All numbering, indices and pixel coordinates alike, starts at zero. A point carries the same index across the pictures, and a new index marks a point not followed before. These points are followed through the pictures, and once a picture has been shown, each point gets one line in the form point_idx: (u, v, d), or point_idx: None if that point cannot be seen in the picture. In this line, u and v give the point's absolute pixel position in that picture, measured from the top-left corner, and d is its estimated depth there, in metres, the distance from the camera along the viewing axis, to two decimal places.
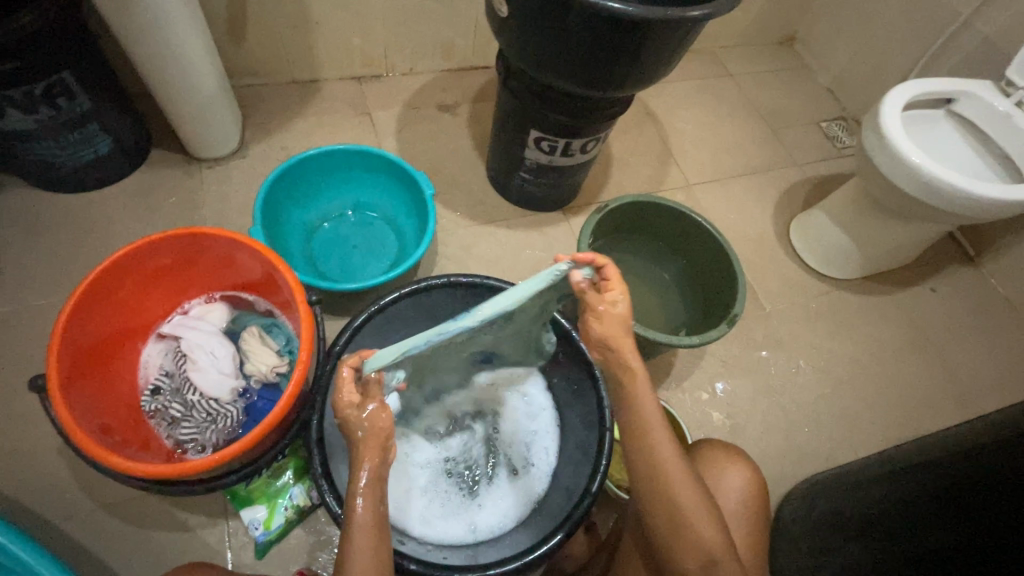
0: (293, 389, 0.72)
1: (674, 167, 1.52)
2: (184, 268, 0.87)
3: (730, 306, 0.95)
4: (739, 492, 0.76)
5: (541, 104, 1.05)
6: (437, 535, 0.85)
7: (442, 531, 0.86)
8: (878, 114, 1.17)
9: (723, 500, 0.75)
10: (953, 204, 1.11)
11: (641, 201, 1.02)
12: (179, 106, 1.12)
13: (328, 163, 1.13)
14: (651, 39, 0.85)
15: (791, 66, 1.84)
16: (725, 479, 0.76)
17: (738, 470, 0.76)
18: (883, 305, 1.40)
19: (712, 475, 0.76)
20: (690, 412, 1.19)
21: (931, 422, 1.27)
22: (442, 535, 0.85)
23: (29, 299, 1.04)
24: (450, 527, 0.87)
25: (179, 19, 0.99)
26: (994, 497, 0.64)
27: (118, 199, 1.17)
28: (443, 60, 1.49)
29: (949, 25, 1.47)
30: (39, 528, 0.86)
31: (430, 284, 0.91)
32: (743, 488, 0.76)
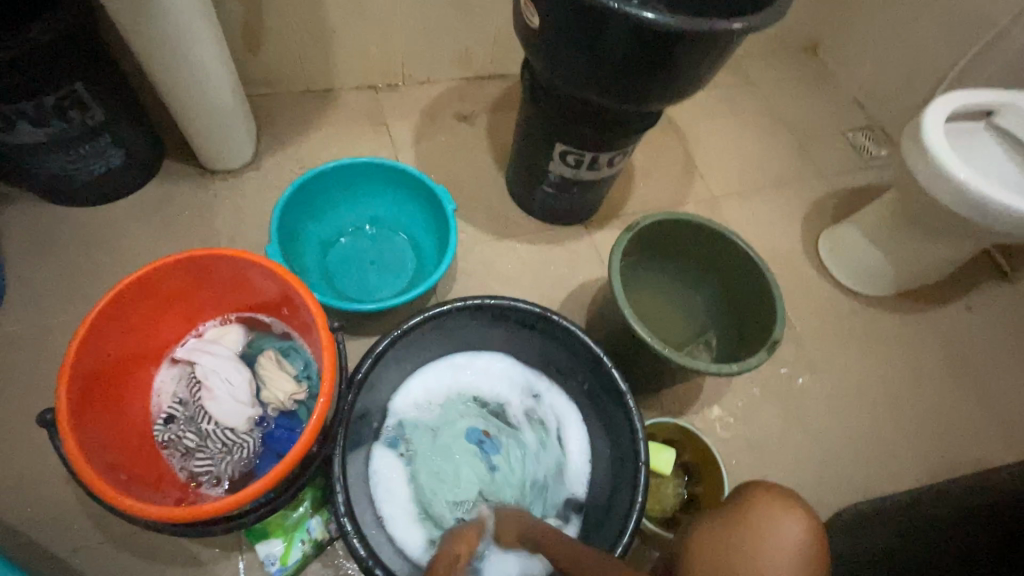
0: (315, 422, 0.68)
1: (698, 179, 1.48)
2: (197, 290, 0.83)
3: (770, 332, 0.90)
4: (796, 545, 0.63)
5: (569, 117, 1.01)
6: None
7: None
8: (919, 127, 1.12)
9: (776, 558, 0.62)
10: (999, 222, 1.06)
11: (674, 219, 0.97)
12: (194, 118, 1.09)
13: (346, 176, 1.09)
14: (691, 52, 0.81)
15: (815, 74, 1.79)
16: (778, 531, 0.64)
17: (792, 522, 0.64)
18: (917, 325, 1.34)
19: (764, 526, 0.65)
20: (720, 437, 1.14)
21: (972, 448, 1.21)
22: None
23: (38, 316, 1.01)
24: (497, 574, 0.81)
25: (196, 30, 0.96)
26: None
27: (130, 213, 1.14)
28: (461, 68, 1.45)
29: (984, 33, 1.42)
30: (46, 561, 0.82)
31: (455, 307, 0.87)
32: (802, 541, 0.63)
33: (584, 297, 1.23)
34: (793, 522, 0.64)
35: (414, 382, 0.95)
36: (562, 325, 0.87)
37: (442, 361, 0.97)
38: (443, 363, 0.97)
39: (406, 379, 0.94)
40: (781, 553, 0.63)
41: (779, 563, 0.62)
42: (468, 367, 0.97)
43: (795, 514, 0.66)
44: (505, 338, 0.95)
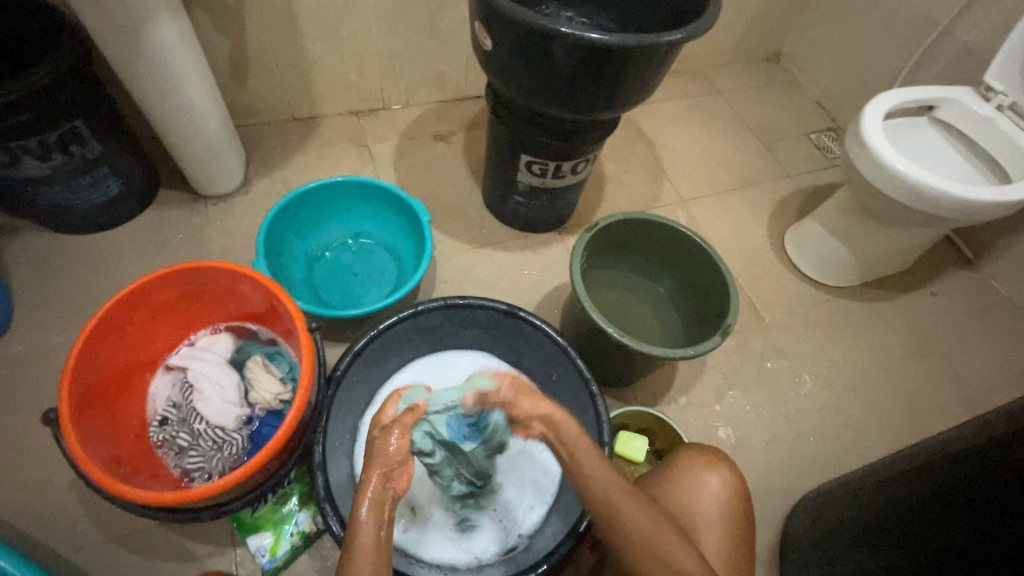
0: (295, 413, 0.75)
1: (666, 184, 1.55)
2: (188, 301, 0.90)
3: (724, 317, 0.96)
4: (717, 495, 0.76)
5: (529, 129, 1.09)
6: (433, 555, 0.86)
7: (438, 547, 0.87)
8: (859, 124, 1.20)
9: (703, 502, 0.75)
10: (939, 207, 1.12)
11: (631, 218, 1.04)
12: (185, 147, 1.17)
13: (328, 194, 1.17)
14: (630, 63, 0.89)
15: (779, 81, 1.88)
16: (701, 482, 0.77)
17: (717, 475, 0.77)
18: (883, 311, 1.40)
19: (688, 479, 0.77)
20: (694, 425, 1.19)
21: (941, 427, 1.25)
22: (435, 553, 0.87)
23: (43, 336, 1.08)
24: (444, 546, 0.87)
25: (184, 66, 1.05)
26: (1007, 492, 0.62)
27: (129, 237, 1.22)
28: (437, 91, 1.54)
29: (928, 35, 1.51)
30: (50, 562, 0.88)
31: (428, 307, 0.94)
32: (722, 491, 0.76)
33: (558, 298, 1.29)
34: (715, 475, 0.77)
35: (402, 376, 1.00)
36: (528, 320, 0.95)
37: (428, 355, 1.02)
38: (430, 357, 1.02)
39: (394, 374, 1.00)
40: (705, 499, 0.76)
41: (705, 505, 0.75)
42: (452, 363, 1.02)
43: (716, 468, 0.78)
44: (479, 337, 1.02)
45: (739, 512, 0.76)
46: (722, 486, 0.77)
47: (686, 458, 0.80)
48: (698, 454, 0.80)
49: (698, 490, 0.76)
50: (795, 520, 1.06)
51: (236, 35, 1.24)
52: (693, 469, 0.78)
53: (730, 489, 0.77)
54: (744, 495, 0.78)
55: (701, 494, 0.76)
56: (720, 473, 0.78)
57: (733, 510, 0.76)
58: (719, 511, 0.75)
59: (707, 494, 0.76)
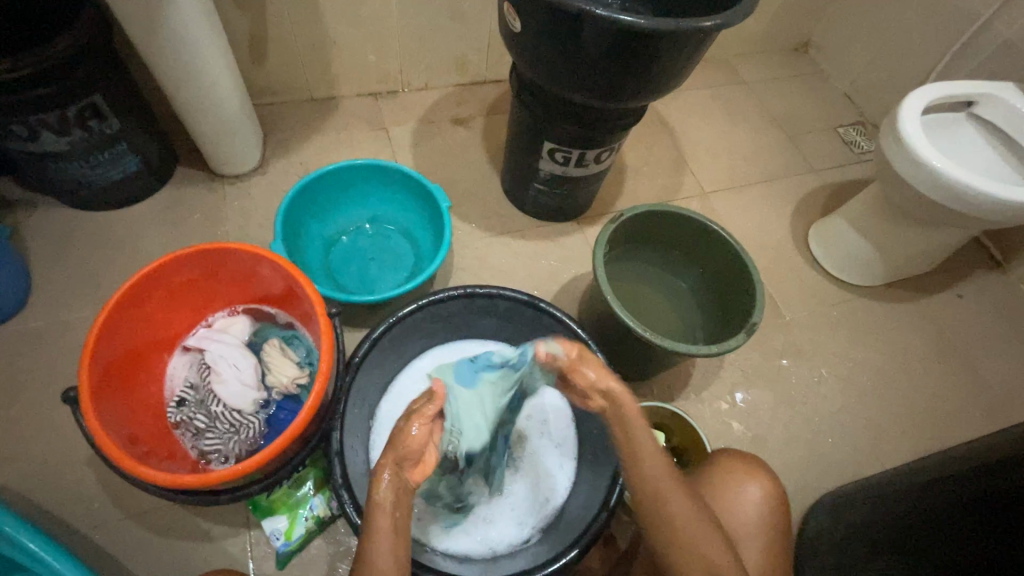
0: (314, 398, 0.74)
1: (688, 176, 1.52)
2: (207, 282, 0.89)
3: (750, 315, 0.94)
4: (757, 504, 0.75)
5: (554, 115, 1.06)
6: (454, 549, 0.86)
7: (461, 545, 0.86)
8: (894, 119, 1.16)
9: (744, 511, 0.74)
10: (975, 208, 1.09)
11: (656, 210, 1.02)
12: (202, 126, 1.15)
13: (346, 177, 1.15)
14: (663, 49, 0.86)
15: (806, 72, 1.83)
16: (742, 492, 0.75)
17: (756, 484, 0.76)
18: (907, 312, 1.37)
19: (729, 486, 0.76)
20: (710, 422, 1.17)
21: (962, 433, 1.23)
22: (459, 549, 0.86)
23: (61, 313, 1.08)
24: (468, 543, 0.87)
25: (204, 44, 1.03)
26: None
27: (145, 216, 1.21)
28: (457, 74, 1.51)
29: (967, 28, 1.45)
30: (69, 537, 0.88)
31: (446, 295, 0.92)
32: (762, 499, 0.75)
33: (576, 289, 1.27)
34: (754, 484, 0.76)
35: (421, 362, 1.00)
36: (549, 311, 0.92)
37: (447, 343, 1.02)
38: (449, 345, 1.02)
39: (415, 358, 1.00)
40: (745, 509, 0.74)
41: (744, 516, 0.74)
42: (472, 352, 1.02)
43: (759, 478, 0.77)
44: (498, 327, 1.00)
45: (777, 520, 0.75)
46: (763, 494, 0.76)
47: (724, 466, 0.78)
48: (737, 460, 0.79)
49: (738, 500, 0.75)
50: (812, 523, 1.04)
51: (256, 12, 1.22)
52: (735, 476, 0.76)
53: (769, 499, 0.75)
54: (785, 507, 0.76)
55: (742, 503, 0.74)
56: (761, 483, 0.76)
57: (770, 521, 0.74)
58: (759, 521, 0.74)
59: (747, 503, 0.75)
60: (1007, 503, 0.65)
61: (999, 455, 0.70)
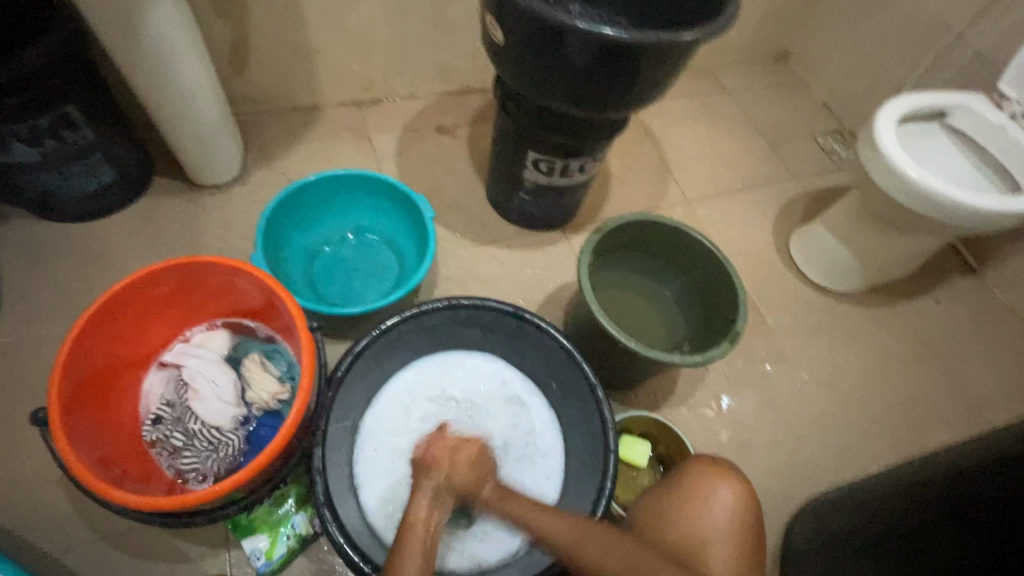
0: (296, 414, 0.73)
1: (672, 184, 1.53)
2: (184, 296, 0.87)
3: (733, 323, 0.95)
4: (728, 508, 0.74)
5: (538, 125, 1.06)
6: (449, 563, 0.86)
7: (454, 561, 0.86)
8: (871, 128, 1.19)
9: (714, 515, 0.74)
10: (950, 216, 1.11)
11: (640, 219, 1.03)
12: (182, 135, 1.13)
13: (329, 187, 1.14)
14: (645, 61, 0.87)
15: (786, 81, 1.86)
16: (712, 496, 0.75)
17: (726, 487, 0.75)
18: (887, 318, 1.39)
19: (699, 492, 0.76)
20: (696, 430, 1.17)
21: (942, 436, 1.25)
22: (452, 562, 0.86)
23: (32, 328, 1.04)
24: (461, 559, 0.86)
25: (183, 53, 1.01)
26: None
27: (122, 227, 1.18)
28: (441, 83, 1.51)
29: (941, 39, 1.49)
30: (38, 562, 0.85)
31: (429, 307, 0.93)
32: (734, 503, 0.75)
33: (562, 298, 1.27)
34: (725, 487, 0.75)
35: (408, 373, 0.96)
36: (533, 322, 0.94)
37: (436, 354, 0.98)
38: (438, 355, 0.98)
39: (403, 369, 0.96)
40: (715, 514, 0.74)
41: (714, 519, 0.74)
42: (462, 363, 0.99)
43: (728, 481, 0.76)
44: (483, 338, 1.00)
45: (750, 526, 0.75)
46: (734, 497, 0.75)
47: (695, 471, 0.78)
48: (707, 464, 0.79)
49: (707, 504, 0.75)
50: (796, 530, 1.05)
51: (236, 20, 1.20)
52: (703, 480, 0.76)
53: (742, 502, 0.75)
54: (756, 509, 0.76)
55: (711, 507, 0.74)
56: (731, 485, 0.76)
57: (743, 525, 0.74)
58: (730, 525, 0.74)
59: (717, 507, 0.74)
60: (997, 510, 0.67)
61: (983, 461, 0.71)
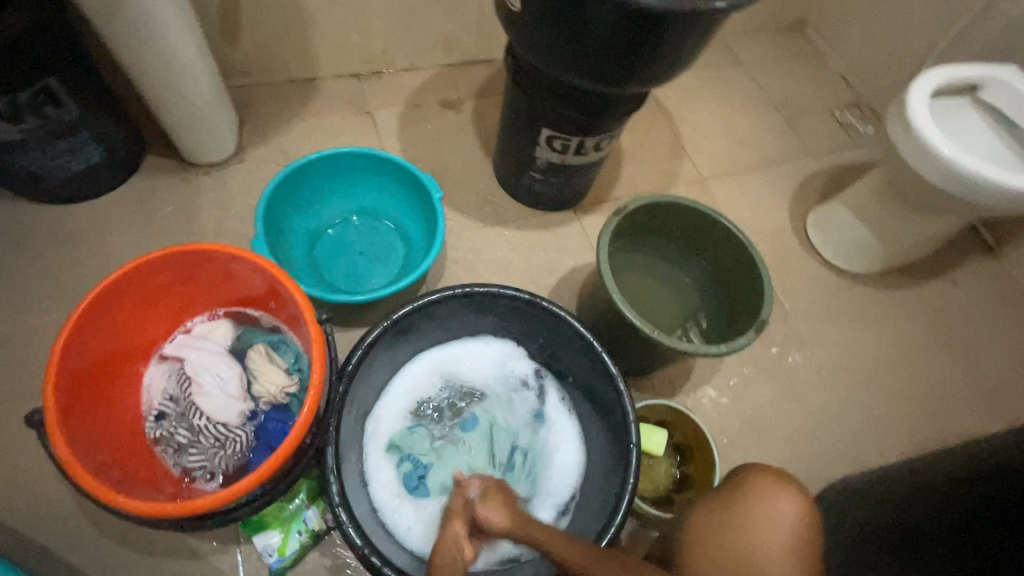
0: (307, 413, 0.69)
1: (686, 161, 1.47)
2: (183, 286, 0.83)
3: (758, 312, 0.91)
4: (788, 521, 0.71)
5: (553, 100, 1.00)
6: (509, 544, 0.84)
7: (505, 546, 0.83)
8: (903, 103, 1.13)
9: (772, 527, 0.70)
10: (981, 196, 1.06)
11: (661, 201, 0.98)
12: (172, 111, 1.06)
13: (331, 167, 1.08)
14: (674, 31, 0.80)
15: (803, 51, 1.78)
16: (773, 509, 0.71)
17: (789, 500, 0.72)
18: (904, 299, 1.36)
19: (760, 506, 0.72)
20: (711, 416, 1.15)
21: (958, 420, 1.23)
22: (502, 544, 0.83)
23: (24, 318, 1.00)
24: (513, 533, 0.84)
25: (171, 21, 0.94)
26: None
27: (113, 209, 1.13)
28: (445, 54, 1.43)
29: (971, 6, 1.41)
30: (43, 561, 0.83)
31: (444, 295, 0.87)
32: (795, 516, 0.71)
33: (574, 282, 1.23)
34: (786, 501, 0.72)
35: (417, 364, 0.95)
36: (552, 310, 0.88)
37: (446, 343, 0.97)
38: (447, 344, 0.97)
39: (411, 357, 0.95)
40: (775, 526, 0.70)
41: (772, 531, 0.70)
42: (473, 351, 0.98)
43: (790, 493, 0.73)
44: (498, 325, 0.96)
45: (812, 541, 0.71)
46: (795, 512, 0.71)
47: (755, 482, 0.74)
48: (769, 475, 0.75)
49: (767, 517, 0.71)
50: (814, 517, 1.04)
51: None
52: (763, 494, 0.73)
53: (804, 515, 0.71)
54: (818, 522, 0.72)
55: (772, 520, 0.71)
56: (791, 498, 0.72)
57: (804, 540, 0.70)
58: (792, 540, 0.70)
59: (777, 520, 0.71)
60: None
61: None
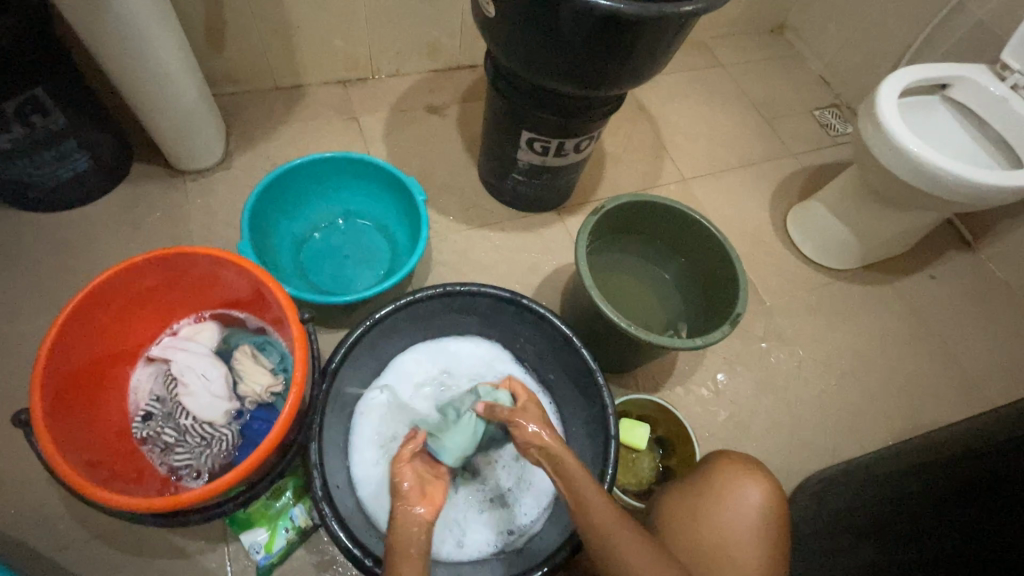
0: (290, 409, 0.70)
1: (668, 162, 1.50)
2: (168, 289, 0.84)
3: (734, 306, 0.93)
4: (755, 508, 0.73)
5: (531, 104, 1.02)
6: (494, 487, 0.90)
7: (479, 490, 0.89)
8: (874, 102, 1.16)
9: (739, 513, 0.73)
10: (949, 191, 1.09)
11: (638, 200, 1.00)
12: (159, 118, 1.08)
13: (316, 171, 1.10)
14: (643, 35, 0.83)
15: (782, 54, 1.82)
16: (740, 495, 0.74)
17: (756, 486, 0.74)
18: (882, 295, 1.39)
19: (729, 492, 0.74)
20: (694, 410, 1.17)
21: (936, 411, 1.26)
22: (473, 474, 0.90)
23: (13, 324, 1.01)
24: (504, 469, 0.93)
25: (156, 31, 0.96)
26: None
27: (100, 216, 1.14)
28: (429, 60, 1.45)
29: (941, 8, 1.45)
30: (30, 563, 0.84)
31: (425, 294, 0.89)
32: (762, 503, 0.73)
33: (558, 281, 1.25)
34: (754, 488, 0.74)
35: (406, 360, 0.98)
36: (532, 308, 0.90)
37: (434, 341, 1.00)
38: (435, 343, 1.00)
39: (400, 353, 0.98)
40: (741, 511, 0.73)
41: (739, 517, 0.73)
42: (459, 350, 1.00)
43: (757, 479, 0.75)
44: (481, 324, 0.98)
45: (778, 525, 0.74)
46: (762, 499, 0.74)
47: (722, 470, 0.77)
48: (738, 464, 0.77)
49: (735, 503, 0.73)
50: (796, 509, 1.05)
51: None
52: (731, 481, 0.75)
53: (770, 502, 0.74)
54: (783, 508, 0.75)
55: (740, 506, 0.73)
56: (759, 484, 0.75)
57: (770, 526, 0.73)
58: (758, 526, 0.72)
59: (744, 507, 0.73)
60: (1000, 485, 0.66)
61: (999, 443, 0.70)
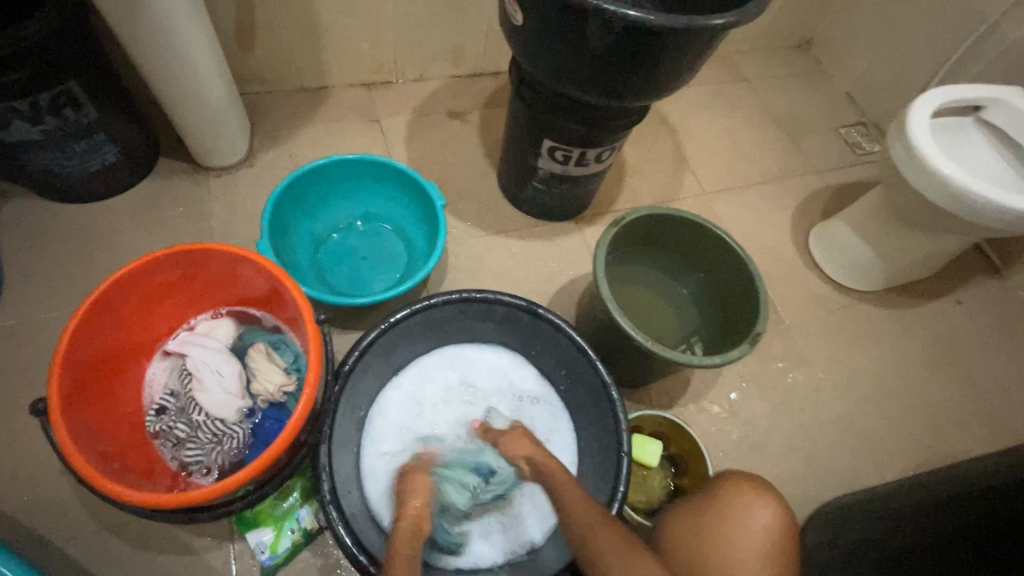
0: (302, 411, 0.70)
1: (689, 175, 1.48)
2: (187, 284, 0.85)
3: (754, 324, 0.91)
4: (765, 528, 0.71)
5: (554, 112, 1.02)
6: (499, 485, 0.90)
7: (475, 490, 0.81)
8: (904, 122, 1.14)
9: (748, 532, 0.71)
10: (979, 215, 1.07)
11: (659, 212, 0.99)
12: (186, 115, 1.10)
13: (337, 172, 1.11)
14: (671, 46, 0.82)
15: (809, 69, 1.80)
16: (750, 516, 0.72)
17: (765, 507, 0.72)
18: (906, 319, 1.35)
19: (739, 512, 0.72)
20: (708, 428, 1.15)
21: (960, 442, 1.22)
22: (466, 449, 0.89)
23: (35, 312, 1.03)
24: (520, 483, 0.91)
25: (188, 29, 0.97)
26: None
27: (125, 209, 1.16)
28: (453, 65, 1.46)
29: (974, 29, 1.43)
30: (40, 550, 0.84)
31: (441, 300, 0.88)
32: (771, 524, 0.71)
33: (574, 291, 1.24)
34: (764, 508, 0.72)
35: (431, 361, 0.98)
36: (548, 319, 0.89)
37: (461, 345, 1.00)
38: (461, 347, 1.00)
39: (427, 352, 0.98)
40: (750, 530, 0.71)
41: (748, 536, 0.71)
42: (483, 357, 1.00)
43: (766, 500, 0.73)
44: (496, 332, 0.97)
45: (786, 547, 0.72)
46: (771, 519, 0.72)
47: (732, 488, 0.75)
48: (746, 482, 0.75)
49: (744, 524, 0.71)
50: (810, 536, 1.02)
51: None
52: (742, 500, 0.73)
53: (781, 524, 0.72)
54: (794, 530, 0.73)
55: (750, 527, 0.71)
56: (768, 504, 0.73)
57: (778, 547, 0.71)
58: (766, 546, 0.70)
59: (752, 527, 0.71)
60: None
61: None
